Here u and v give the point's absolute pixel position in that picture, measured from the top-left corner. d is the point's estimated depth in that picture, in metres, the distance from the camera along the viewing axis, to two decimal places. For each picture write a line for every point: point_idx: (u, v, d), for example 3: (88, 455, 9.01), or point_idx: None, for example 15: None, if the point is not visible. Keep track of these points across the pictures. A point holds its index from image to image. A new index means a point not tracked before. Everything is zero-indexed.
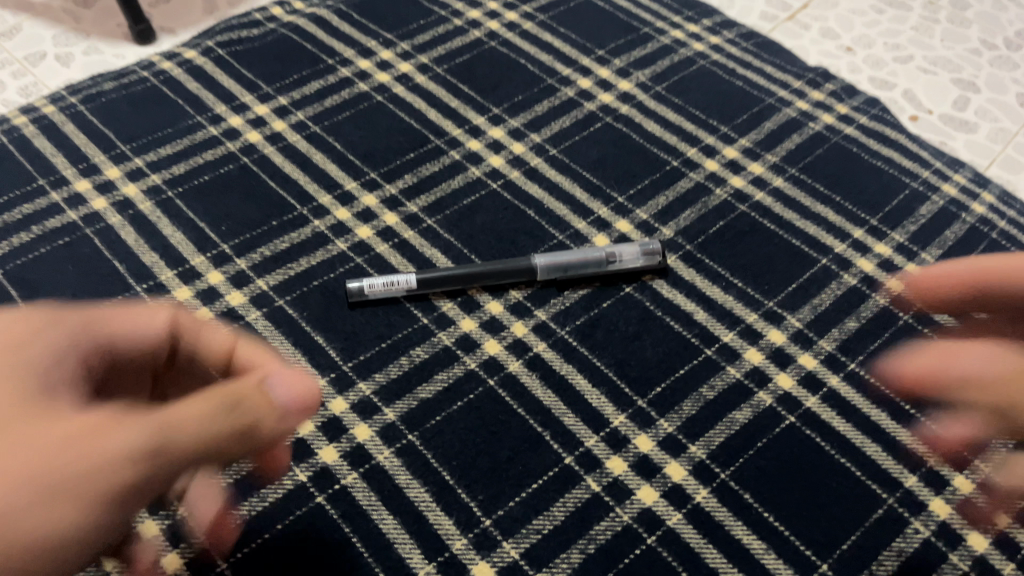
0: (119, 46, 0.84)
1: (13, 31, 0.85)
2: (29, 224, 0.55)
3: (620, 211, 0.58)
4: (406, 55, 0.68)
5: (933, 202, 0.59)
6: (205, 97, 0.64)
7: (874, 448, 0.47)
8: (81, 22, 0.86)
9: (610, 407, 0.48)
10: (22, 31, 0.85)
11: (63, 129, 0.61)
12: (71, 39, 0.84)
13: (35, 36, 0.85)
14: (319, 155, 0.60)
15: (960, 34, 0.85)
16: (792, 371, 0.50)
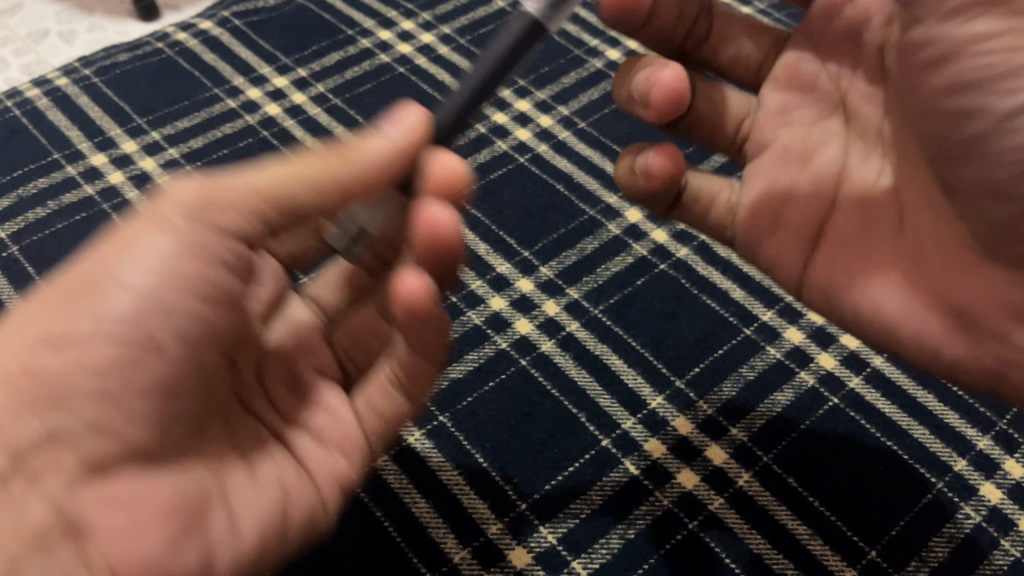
0: (123, 22, 0.82)
1: (14, 8, 0.83)
2: (45, 198, 0.53)
3: None
4: (428, 26, 0.66)
5: None
6: (222, 69, 0.62)
7: (922, 430, 0.45)
8: None
9: (647, 388, 0.47)
10: (23, 8, 0.83)
11: (77, 102, 0.59)
12: (74, 16, 0.83)
13: (36, 11, 0.83)
14: (340, 129, 0.58)
15: None
16: (834, 351, 0.48)
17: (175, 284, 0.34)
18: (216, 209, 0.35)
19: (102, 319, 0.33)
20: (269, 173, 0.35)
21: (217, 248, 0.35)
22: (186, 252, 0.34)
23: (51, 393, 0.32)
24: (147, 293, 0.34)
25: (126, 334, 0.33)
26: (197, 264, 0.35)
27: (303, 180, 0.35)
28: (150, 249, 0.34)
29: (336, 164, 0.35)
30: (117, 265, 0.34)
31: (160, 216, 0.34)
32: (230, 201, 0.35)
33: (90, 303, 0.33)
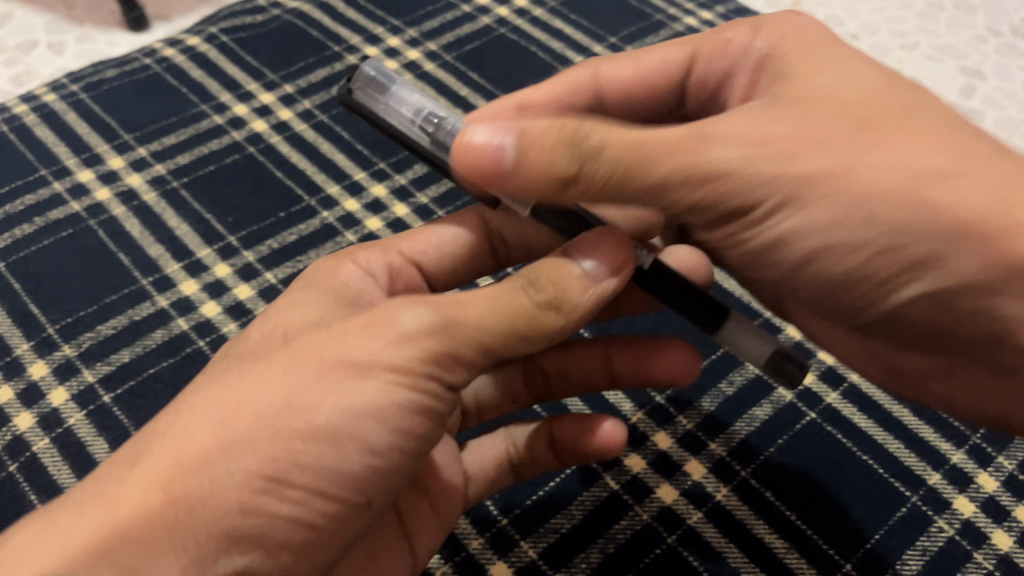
0: (112, 34, 0.83)
1: (3, 18, 0.83)
2: (32, 214, 0.54)
3: None
4: (414, 42, 0.66)
5: None
6: (210, 84, 0.62)
7: (897, 445, 0.46)
8: (73, 8, 0.85)
9: (627, 403, 0.48)
10: (12, 18, 0.83)
11: (65, 119, 0.59)
12: (63, 27, 0.83)
13: (25, 22, 0.83)
14: (326, 145, 0.59)
15: (970, 19, 0.86)
16: (812, 366, 0.49)
17: (400, 449, 0.34)
18: (383, 375, 0.33)
19: (326, 477, 0.32)
20: (472, 307, 0.34)
21: (407, 419, 0.33)
22: (376, 421, 0.33)
23: (186, 459, 0.31)
24: (377, 461, 0.33)
25: (286, 479, 0.31)
26: (364, 398, 0.32)
27: (483, 339, 0.34)
28: (308, 391, 0.32)
29: (522, 326, 0.34)
30: (324, 412, 0.32)
31: (364, 372, 0.33)
32: (460, 352, 0.34)
33: (323, 435, 0.32)
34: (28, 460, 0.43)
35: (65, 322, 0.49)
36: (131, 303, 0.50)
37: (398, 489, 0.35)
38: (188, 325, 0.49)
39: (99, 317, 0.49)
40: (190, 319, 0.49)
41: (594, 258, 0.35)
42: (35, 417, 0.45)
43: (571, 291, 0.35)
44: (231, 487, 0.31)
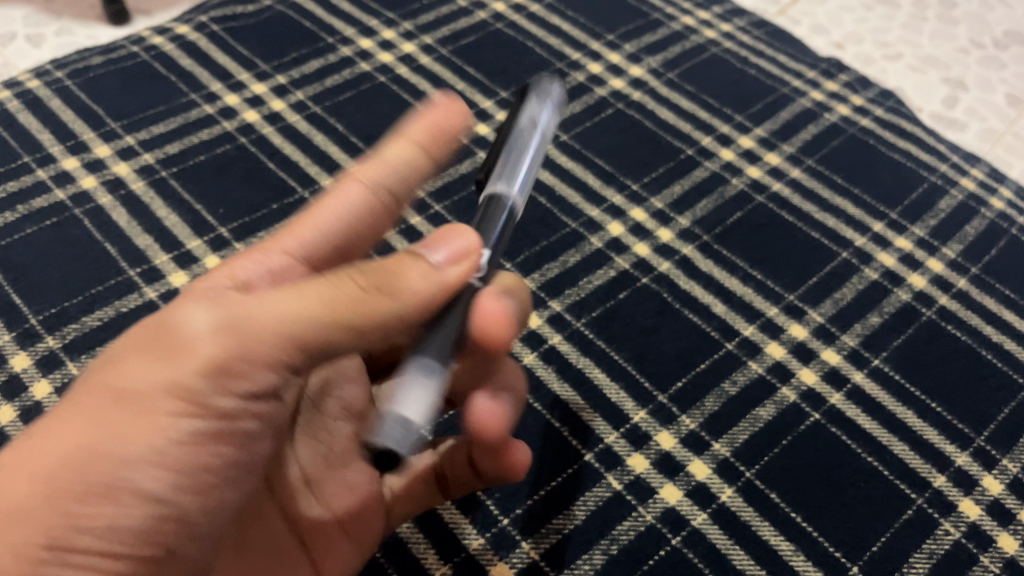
0: (92, 26, 0.82)
1: None
2: (14, 202, 0.52)
3: (634, 199, 0.56)
4: (409, 36, 0.65)
5: (952, 197, 0.58)
6: (200, 74, 0.61)
7: (902, 447, 0.45)
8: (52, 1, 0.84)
9: (630, 402, 0.46)
10: None
11: (49, 105, 0.57)
12: (43, 20, 0.82)
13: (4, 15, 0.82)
14: (320, 137, 0.57)
15: (951, 31, 0.95)
16: (816, 366, 0.48)
17: (193, 486, 0.31)
18: (172, 401, 0.30)
19: (112, 532, 0.29)
20: (270, 300, 0.31)
21: (191, 452, 0.31)
22: (155, 464, 0.30)
23: None
24: (166, 504, 0.30)
25: (69, 545, 0.28)
26: (151, 436, 0.30)
27: (283, 334, 0.31)
28: (85, 430, 0.29)
29: (345, 310, 0.31)
30: (107, 457, 0.29)
31: (147, 401, 0.30)
32: (254, 350, 0.31)
33: (110, 482, 0.29)
34: None
35: (49, 313, 0.47)
36: (118, 294, 0.48)
37: (213, 524, 0.33)
38: None
39: (85, 309, 0.47)
40: None
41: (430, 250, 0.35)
42: (16, 411, 0.43)
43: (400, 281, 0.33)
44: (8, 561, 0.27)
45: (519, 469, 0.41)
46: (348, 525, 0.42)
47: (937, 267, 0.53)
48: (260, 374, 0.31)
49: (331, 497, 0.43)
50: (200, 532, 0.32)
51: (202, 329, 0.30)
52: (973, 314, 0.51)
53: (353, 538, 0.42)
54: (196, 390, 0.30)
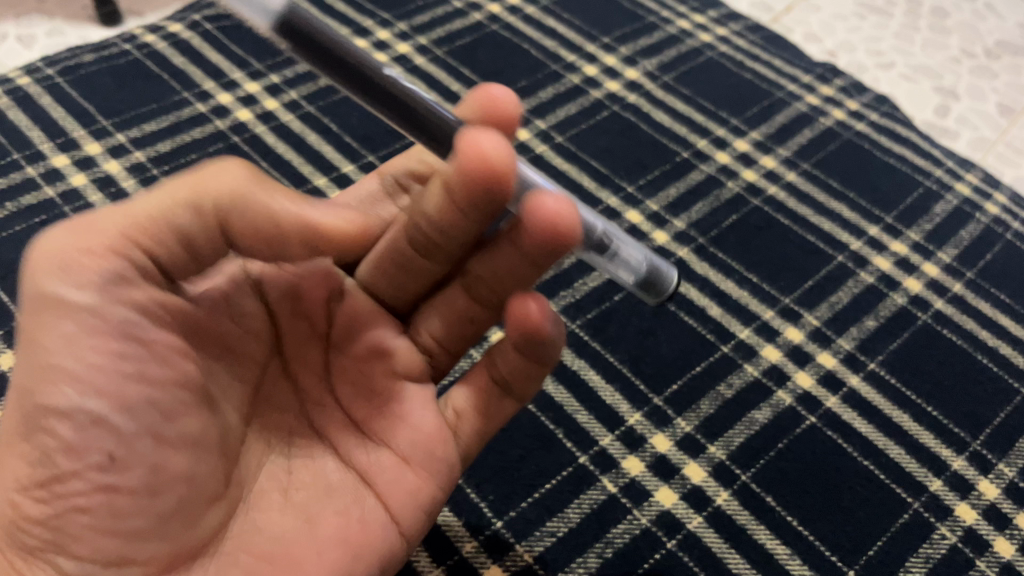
0: (83, 27, 0.83)
1: None
2: (3, 199, 0.51)
3: (630, 201, 0.56)
4: (404, 36, 0.65)
5: (947, 202, 0.58)
6: (193, 72, 0.60)
7: (898, 450, 0.45)
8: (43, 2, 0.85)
9: (625, 404, 0.46)
10: None
11: (40, 102, 0.57)
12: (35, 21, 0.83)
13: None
14: (314, 136, 0.57)
15: (942, 41, 0.97)
16: (812, 370, 0.48)
17: (101, 382, 0.31)
18: (51, 315, 0.30)
19: (50, 453, 0.30)
20: (113, 210, 0.32)
21: (84, 349, 0.30)
22: (60, 374, 0.30)
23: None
24: (87, 404, 0.30)
25: (29, 481, 0.30)
26: (45, 351, 0.30)
27: (133, 231, 0.31)
28: (17, 377, 0.31)
29: (192, 197, 0.32)
30: (29, 391, 0.30)
31: (46, 337, 0.31)
32: (100, 245, 0.31)
33: (36, 407, 0.30)
34: None
35: None
36: None
37: (155, 414, 0.32)
38: None
39: None
40: None
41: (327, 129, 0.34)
42: None
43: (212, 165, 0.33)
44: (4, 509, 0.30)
45: (536, 321, 0.36)
46: (408, 452, 0.38)
47: (933, 271, 0.53)
48: (141, 266, 0.32)
49: (381, 429, 0.39)
50: (140, 426, 0.31)
51: (51, 245, 0.31)
52: (968, 318, 0.51)
53: (416, 465, 0.38)
54: (58, 289, 0.30)
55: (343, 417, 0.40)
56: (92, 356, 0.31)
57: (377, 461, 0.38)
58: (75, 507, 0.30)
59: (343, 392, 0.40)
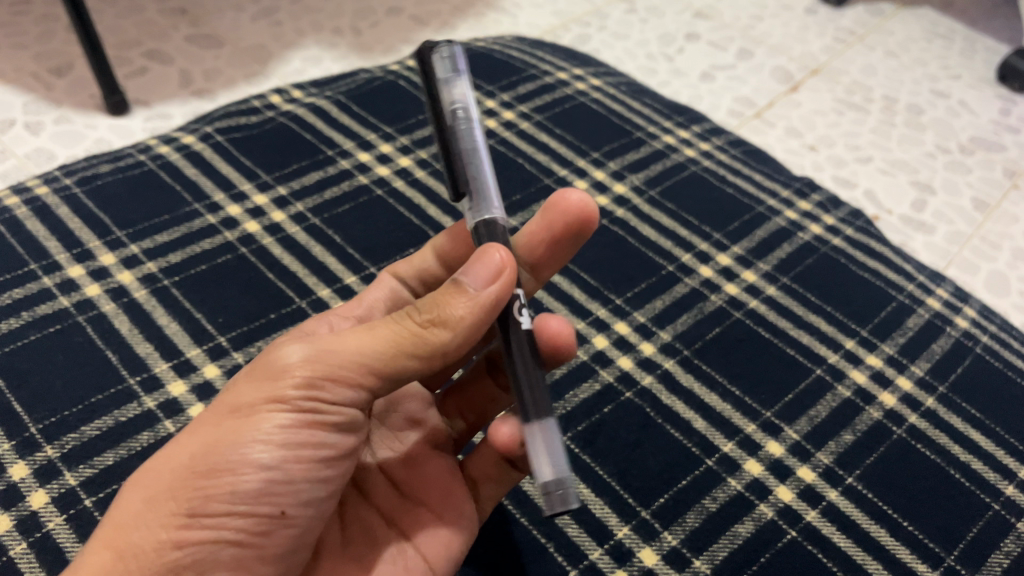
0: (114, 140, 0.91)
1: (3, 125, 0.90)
2: (19, 309, 0.53)
3: (618, 313, 0.59)
4: (406, 150, 0.68)
5: (919, 315, 0.61)
6: (203, 183, 0.63)
7: (876, 565, 0.46)
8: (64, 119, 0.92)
9: (614, 518, 0.47)
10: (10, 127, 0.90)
11: (56, 213, 0.60)
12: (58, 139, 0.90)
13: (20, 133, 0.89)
14: (318, 248, 0.60)
15: (920, 135, 1.04)
16: (792, 484, 0.50)
17: (297, 457, 0.38)
18: (275, 377, 0.38)
19: (235, 496, 0.36)
20: (356, 338, 0.38)
21: (295, 436, 0.38)
22: (267, 441, 0.37)
23: (157, 516, 0.36)
24: (279, 470, 0.37)
25: (203, 512, 0.36)
26: (261, 424, 0.37)
27: (362, 360, 0.38)
28: (211, 430, 0.37)
29: (409, 343, 0.38)
30: (227, 444, 0.37)
31: (250, 407, 0.37)
32: (337, 370, 0.37)
33: (233, 453, 0.36)
34: (4, 565, 0.42)
35: (49, 421, 0.48)
36: (117, 402, 0.49)
37: (319, 495, 0.39)
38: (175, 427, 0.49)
39: (85, 417, 0.48)
40: (177, 420, 0.49)
41: (470, 274, 0.38)
42: (13, 520, 0.44)
43: (450, 310, 0.38)
44: (161, 530, 0.35)
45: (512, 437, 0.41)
46: (439, 508, 0.47)
47: (906, 385, 0.56)
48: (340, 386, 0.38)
49: (416, 488, 0.48)
50: (308, 500, 0.39)
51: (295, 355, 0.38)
52: (941, 432, 0.53)
53: (448, 521, 0.46)
54: (288, 382, 0.37)
55: (387, 480, 0.49)
56: (295, 428, 0.38)
57: (417, 516, 0.47)
58: (230, 541, 0.36)
59: (384, 458, 0.49)
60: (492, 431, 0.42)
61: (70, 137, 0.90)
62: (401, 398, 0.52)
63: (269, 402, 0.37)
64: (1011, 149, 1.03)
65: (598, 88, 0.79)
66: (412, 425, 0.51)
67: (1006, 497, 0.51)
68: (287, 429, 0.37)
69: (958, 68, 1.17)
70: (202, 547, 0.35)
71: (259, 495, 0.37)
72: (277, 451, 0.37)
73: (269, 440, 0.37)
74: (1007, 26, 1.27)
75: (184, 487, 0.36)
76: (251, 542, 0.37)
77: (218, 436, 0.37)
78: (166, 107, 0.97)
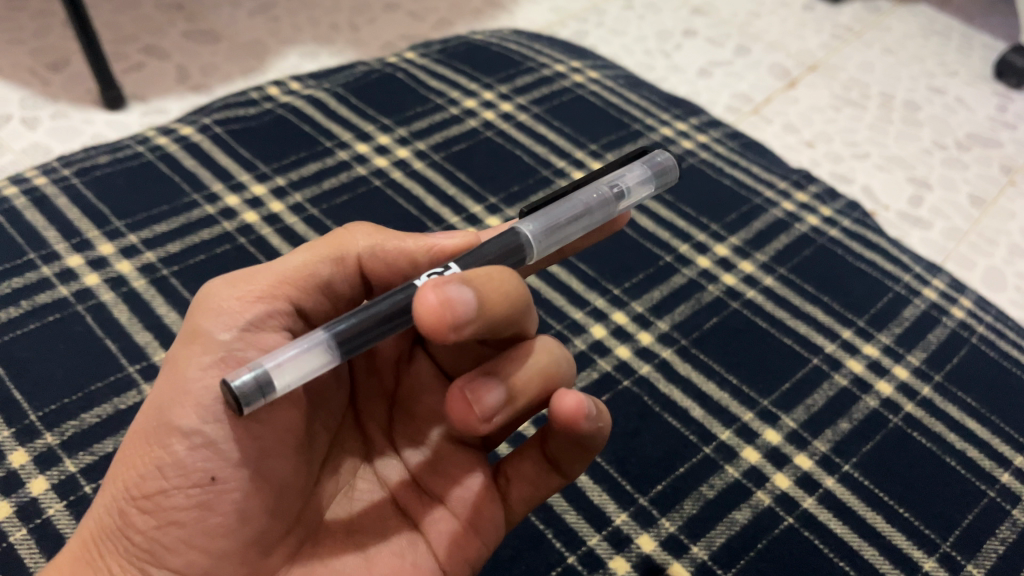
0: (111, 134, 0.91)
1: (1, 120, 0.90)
2: (18, 298, 0.53)
3: (616, 303, 0.59)
4: (404, 141, 0.69)
5: (916, 306, 0.61)
6: (202, 175, 0.64)
7: (873, 551, 0.47)
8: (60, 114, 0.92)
9: (612, 504, 0.48)
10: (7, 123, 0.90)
11: (55, 203, 0.60)
12: (56, 134, 0.90)
13: (18, 128, 0.89)
14: (316, 238, 0.60)
15: (916, 131, 1.04)
16: (789, 471, 0.50)
17: (219, 415, 0.38)
18: (199, 329, 0.40)
19: (164, 467, 0.37)
20: (272, 264, 0.42)
21: (210, 387, 0.38)
22: (181, 401, 0.38)
23: (110, 496, 0.38)
24: (203, 433, 0.37)
25: (139, 491, 0.37)
26: (175, 383, 0.38)
27: (282, 284, 0.41)
28: (147, 403, 0.39)
29: (326, 252, 0.43)
30: (155, 413, 0.38)
31: (173, 369, 0.39)
32: (248, 299, 0.40)
33: (161, 423, 0.38)
34: (4, 551, 0.42)
35: (49, 409, 0.48)
36: (117, 390, 0.49)
37: (258, 451, 0.39)
38: None
39: (84, 405, 0.48)
40: None
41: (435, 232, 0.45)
42: (13, 507, 0.44)
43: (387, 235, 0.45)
44: (111, 516, 0.38)
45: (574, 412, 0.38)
46: (454, 508, 0.44)
47: (903, 374, 0.56)
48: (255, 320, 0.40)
49: (435, 486, 0.46)
50: (241, 458, 0.38)
51: (213, 303, 0.40)
52: (937, 421, 0.54)
53: (465, 522, 0.43)
54: (205, 334, 0.39)
55: (404, 473, 0.47)
56: (215, 379, 0.38)
57: (431, 513, 0.45)
58: (170, 517, 0.37)
59: (404, 453, 0.47)
60: (554, 400, 0.38)
61: (66, 132, 0.90)
62: (423, 387, 0.49)
63: (193, 360, 0.38)
64: (1007, 145, 1.04)
65: (596, 81, 0.79)
66: (434, 415, 0.48)
67: (1002, 484, 0.51)
68: (207, 385, 0.38)
69: (954, 65, 1.17)
70: (143, 522, 0.37)
71: (186, 462, 0.37)
72: (198, 410, 0.37)
73: (189, 397, 0.38)
74: (1004, 23, 1.27)
75: (127, 465, 0.38)
76: (191, 511, 0.37)
77: (154, 407, 0.38)
78: (162, 101, 0.97)
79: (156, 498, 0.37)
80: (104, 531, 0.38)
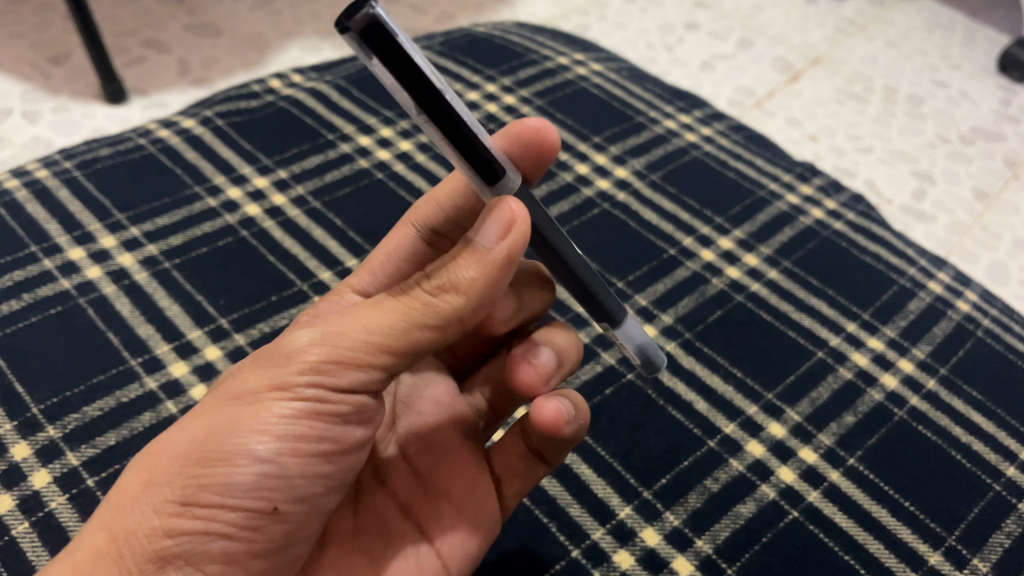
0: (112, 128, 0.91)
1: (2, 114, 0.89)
2: (20, 291, 0.53)
3: (620, 296, 0.59)
4: (406, 134, 0.68)
5: (921, 299, 0.61)
6: (204, 167, 0.63)
7: (878, 545, 0.46)
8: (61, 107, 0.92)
9: (615, 497, 0.47)
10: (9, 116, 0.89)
11: (57, 196, 0.59)
12: (57, 127, 0.90)
13: (19, 121, 0.89)
14: (319, 231, 0.60)
15: (920, 125, 1.04)
16: (793, 465, 0.50)
17: (295, 452, 0.37)
18: (283, 356, 0.37)
19: (229, 488, 0.35)
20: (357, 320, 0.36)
21: (294, 426, 0.37)
22: (263, 432, 0.36)
23: (151, 496, 0.36)
24: (276, 464, 0.36)
25: (196, 500, 0.35)
26: (257, 414, 0.36)
27: (374, 347, 0.36)
28: (210, 417, 0.37)
29: (417, 317, 0.36)
30: (225, 430, 0.36)
31: (253, 397, 0.37)
32: (344, 354, 0.36)
33: (233, 444, 0.36)
34: (6, 544, 0.42)
35: (51, 402, 0.48)
36: (119, 384, 0.49)
37: (315, 492, 0.39)
38: (177, 407, 0.49)
39: (86, 398, 0.48)
40: (179, 401, 0.49)
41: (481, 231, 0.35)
42: (15, 500, 0.44)
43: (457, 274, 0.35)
44: (154, 517, 0.35)
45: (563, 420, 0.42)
46: (460, 504, 0.46)
47: (908, 367, 0.56)
48: (347, 373, 0.37)
49: (436, 480, 0.47)
50: (302, 496, 0.38)
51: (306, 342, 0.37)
52: (942, 414, 0.53)
53: (468, 521, 0.45)
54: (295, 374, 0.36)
55: (407, 468, 0.48)
56: (295, 421, 0.37)
57: (433, 511, 0.46)
58: (219, 535, 0.35)
59: (406, 446, 0.49)
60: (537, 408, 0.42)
61: (68, 126, 0.90)
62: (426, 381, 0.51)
63: (274, 388, 0.36)
64: (1011, 139, 1.03)
65: (599, 73, 0.78)
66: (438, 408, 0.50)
67: (1007, 477, 0.51)
68: (287, 421, 0.37)
69: (958, 58, 1.17)
70: (188, 536, 0.35)
71: (254, 488, 0.36)
72: (275, 442, 0.36)
73: (267, 429, 0.36)
74: (1008, 16, 1.26)
75: (180, 471, 0.36)
76: (241, 535, 0.36)
77: (221, 424, 0.36)
78: (164, 95, 0.97)
79: (210, 519, 0.35)
80: (141, 533, 0.35)
